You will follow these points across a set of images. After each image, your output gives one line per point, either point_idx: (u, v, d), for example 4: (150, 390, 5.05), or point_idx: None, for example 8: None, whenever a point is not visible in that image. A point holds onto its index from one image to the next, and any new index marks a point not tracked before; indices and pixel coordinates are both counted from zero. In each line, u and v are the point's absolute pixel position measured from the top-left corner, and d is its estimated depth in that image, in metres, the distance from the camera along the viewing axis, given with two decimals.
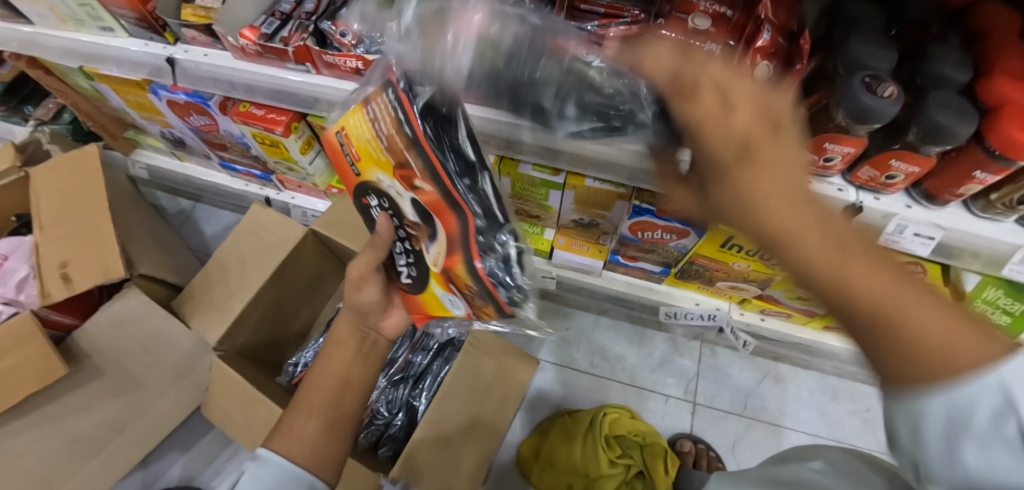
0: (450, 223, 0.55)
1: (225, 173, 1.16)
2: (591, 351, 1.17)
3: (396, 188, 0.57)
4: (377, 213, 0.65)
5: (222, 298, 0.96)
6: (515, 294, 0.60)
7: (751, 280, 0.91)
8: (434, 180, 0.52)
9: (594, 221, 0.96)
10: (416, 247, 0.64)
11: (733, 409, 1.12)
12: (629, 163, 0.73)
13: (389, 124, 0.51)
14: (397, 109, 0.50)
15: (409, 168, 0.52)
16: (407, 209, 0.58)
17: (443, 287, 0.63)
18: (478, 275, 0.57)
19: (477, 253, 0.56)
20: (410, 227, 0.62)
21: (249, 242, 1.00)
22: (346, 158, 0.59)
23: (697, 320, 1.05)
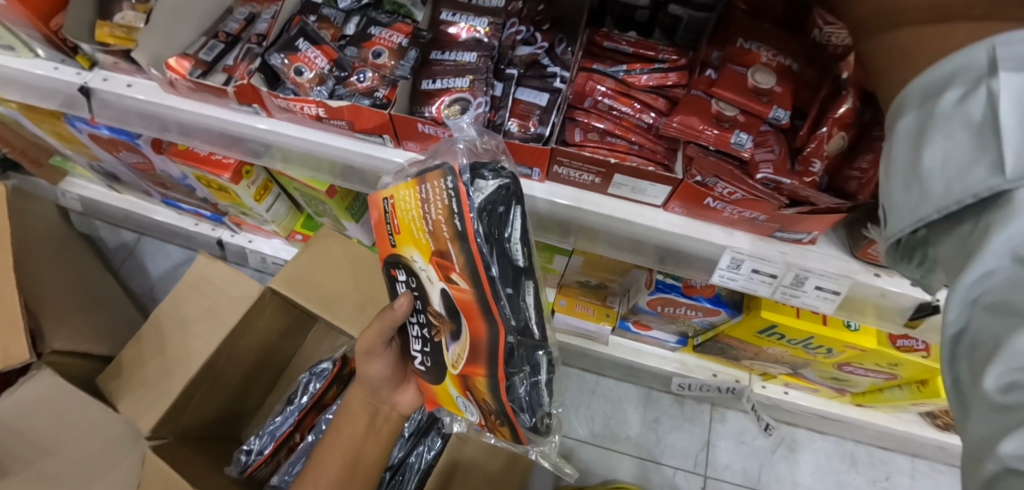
0: (478, 331, 0.41)
1: (170, 210, 0.99)
2: (591, 417, 1.03)
3: (430, 274, 0.44)
4: (401, 290, 0.50)
5: (159, 374, 0.80)
6: (538, 422, 0.46)
7: (783, 361, 0.78)
8: (474, 283, 0.39)
9: (603, 283, 0.83)
10: (437, 339, 0.49)
11: (747, 483, 1.00)
12: (660, 246, 0.59)
13: (438, 208, 0.41)
14: (454, 195, 0.39)
15: (449, 260, 0.41)
16: (434, 298, 0.45)
17: (458, 391, 0.48)
18: (500, 396, 0.43)
19: (505, 375, 0.42)
20: (434, 317, 0.47)
21: (194, 303, 0.85)
22: (385, 227, 0.48)
23: (712, 391, 0.91)
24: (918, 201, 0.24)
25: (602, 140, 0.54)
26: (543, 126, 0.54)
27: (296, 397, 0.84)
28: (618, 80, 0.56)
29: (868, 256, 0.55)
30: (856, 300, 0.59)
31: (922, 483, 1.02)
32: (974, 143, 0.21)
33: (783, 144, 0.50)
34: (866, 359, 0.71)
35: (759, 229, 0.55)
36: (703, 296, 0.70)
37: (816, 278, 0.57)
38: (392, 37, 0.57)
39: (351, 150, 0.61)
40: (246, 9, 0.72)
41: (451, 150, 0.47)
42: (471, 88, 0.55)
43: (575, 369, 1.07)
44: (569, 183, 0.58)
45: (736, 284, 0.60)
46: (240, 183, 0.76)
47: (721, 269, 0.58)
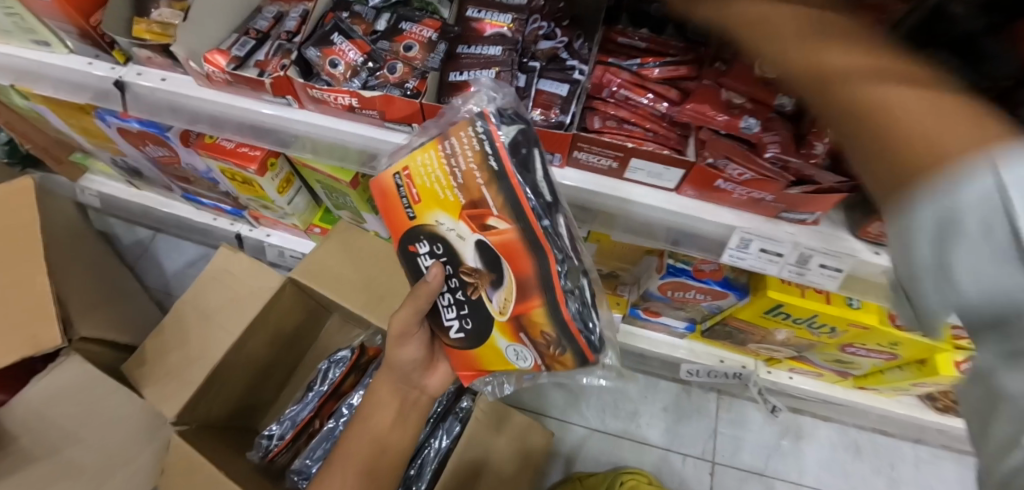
0: (525, 266, 0.45)
1: (188, 205, 1.01)
2: (601, 406, 1.05)
3: (460, 231, 0.48)
4: (426, 263, 0.53)
5: (181, 364, 0.82)
6: (598, 340, 0.50)
7: (789, 344, 0.81)
8: (516, 218, 0.43)
9: (614, 272, 0.86)
10: (475, 296, 0.51)
11: (754, 469, 1.02)
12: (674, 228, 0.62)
13: (468, 159, 0.45)
14: (485, 138, 0.44)
15: (486, 204, 0.44)
16: (468, 254, 0.48)
17: (511, 339, 0.51)
18: (561, 319, 0.46)
19: (561, 296, 0.46)
20: (468, 274, 0.50)
21: (217, 295, 0.87)
22: (398, 200, 0.51)
23: (720, 378, 0.94)
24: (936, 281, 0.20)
25: (619, 127, 0.58)
26: (565, 114, 0.58)
27: (316, 385, 0.86)
28: (633, 72, 0.60)
29: (868, 235, 0.59)
30: (860, 279, 0.63)
31: (926, 472, 1.04)
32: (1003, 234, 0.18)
33: (789, 130, 0.55)
34: (869, 338, 0.74)
35: (766, 210, 0.59)
36: (712, 279, 0.74)
37: (820, 256, 0.60)
38: (422, 32, 0.61)
39: (378, 139, 0.64)
40: (274, 8, 0.75)
41: (445, 111, 0.50)
42: (497, 79, 0.58)
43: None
44: (588, 169, 0.61)
45: (746, 263, 0.63)
46: (265, 175, 0.79)
47: (731, 249, 0.62)
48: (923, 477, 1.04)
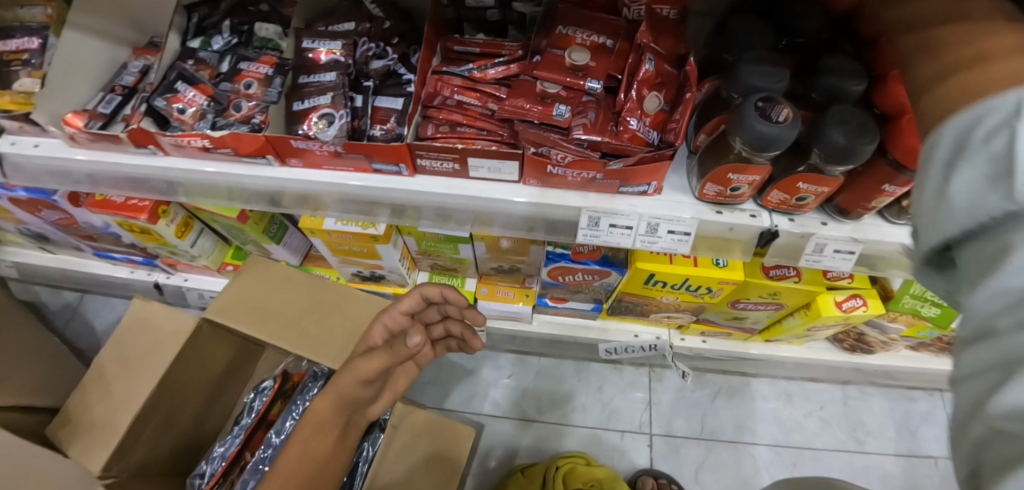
0: None
1: (105, 261, 1.03)
2: (538, 396, 1.08)
3: None
4: None
5: (105, 416, 0.83)
6: None
7: (682, 309, 0.85)
8: None
9: (514, 266, 0.89)
10: None
11: (691, 434, 1.06)
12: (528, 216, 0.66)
13: None
14: None
15: None
16: None
17: None
18: None
19: None
20: None
21: (134, 343, 0.88)
22: None
23: (638, 351, 0.97)
24: (940, 216, 0.22)
25: (453, 130, 0.62)
26: (399, 125, 0.62)
27: (242, 419, 0.88)
28: (465, 77, 0.64)
29: (707, 197, 0.64)
30: (709, 237, 0.67)
31: (850, 407, 1.11)
32: (986, 174, 0.20)
33: (602, 109, 0.59)
34: (748, 292, 0.78)
35: (606, 187, 0.63)
36: (592, 259, 0.77)
37: (666, 223, 0.64)
38: (259, 69, 0.64)
39: (241, 174, 0.67)
40: (140, 62, 0.78)
41: None
42: (333, 103, 0.62)
43: (517, 353, 1.12)
44: (437, 173, 0.65)
45: (601, 240, 0.66)
46: (158, 222, 0.82)
47: (584, 229, 0.65)
48: (849, 412, 1.10)
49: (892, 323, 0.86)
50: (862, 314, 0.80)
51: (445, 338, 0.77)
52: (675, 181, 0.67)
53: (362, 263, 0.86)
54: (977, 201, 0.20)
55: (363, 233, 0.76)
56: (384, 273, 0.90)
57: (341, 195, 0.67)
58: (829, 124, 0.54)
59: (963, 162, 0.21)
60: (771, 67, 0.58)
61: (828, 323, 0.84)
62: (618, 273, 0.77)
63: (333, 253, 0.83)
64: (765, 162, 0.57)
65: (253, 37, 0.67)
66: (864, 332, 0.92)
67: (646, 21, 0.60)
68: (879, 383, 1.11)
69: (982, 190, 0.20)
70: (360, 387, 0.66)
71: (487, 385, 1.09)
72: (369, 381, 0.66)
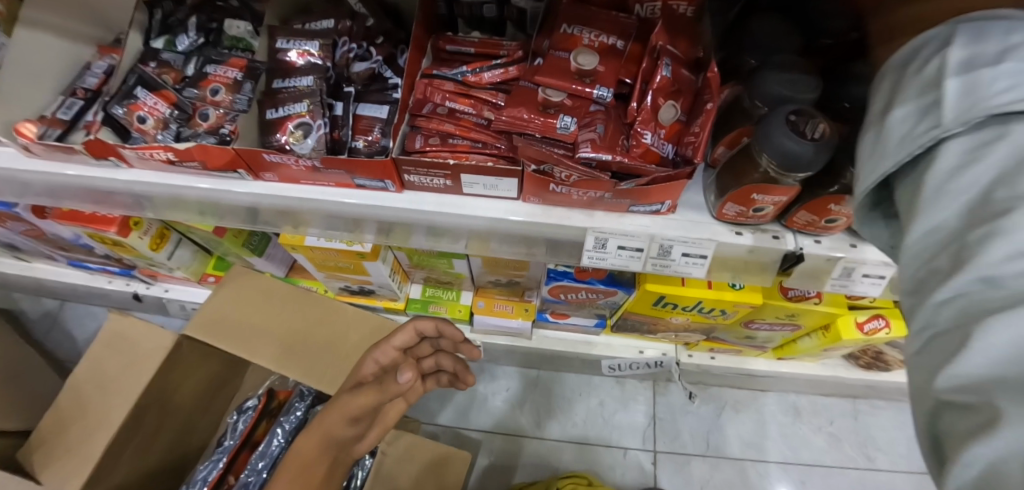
0: None
1: (81, 271, 0.97)
2: (537, 410, 1.04)
3: None
4: None
5: (80, 439, 0.78)
6: None
7: (692, 329, 0.79)
8: None
9: (512, 281, 0.83)
10: None
11: (697, 450, 1.01)
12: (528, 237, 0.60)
13: None
14: None
15: None
16: None
17: None
18: None
19: None
20: None
21: (111, 360, 0.82)
22: None
23: (642, 368, 0.92)
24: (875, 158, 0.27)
25: (444, 143, 0.56)
26: (384, 137, 0.56)
27: (225, 441, 0.82)
28: (458, 81, 0.57)
29: (726, 217, 0.58)
30: (726, 260, 0.61)
31: (862, 422, 1.06)
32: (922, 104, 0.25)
33: (611, 121, 0.52)
34: (764, 313, 0.72)
35: (614, 207, 0.57)
36: (596, 278, 0.71)
37: (681, 245, 0.58)
38: (227, 73, 0.58)
39: (213, 189, 0.61)
40: (104, 62, 0.71)
41: None
42: (310, 111, 0.56)
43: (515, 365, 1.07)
44: (426, 188, 0.59)
45: (608, 263, 0.61)
46: (130, 235, 0.75)
47: (589, 251, 0.59)
48: (860, 427, 1.06)
49: None
50: (884, 336, 0.75)
51: (435, 373, 0.74)
52: (690, 198, 0.61)
53: (350, 278, 0.80)
54: (912, 133, 0.25)
55: (349, 250, 0.71)
56: (374, 287, 0.84)
57: (322, 212, 0.61)
58: None
59: (900, 98, 0.27)
60: (799, 74, 0.52)
61: (846, 344, 0.78)
62: (624, 292, 0.72)
63: (318, 268, 0.77)
64: (794, 183, 0.51)
65: (223, 36, 0.61)
66: (882, 351, 0.87)
67: (660, 20, 0.53)
68: (893, 397, 1.07)
69: (912, 121, 0.26)
70: (347, 425, 0.61)
71: (484, 399, 1.05)
72: (359, 418, 0.61)
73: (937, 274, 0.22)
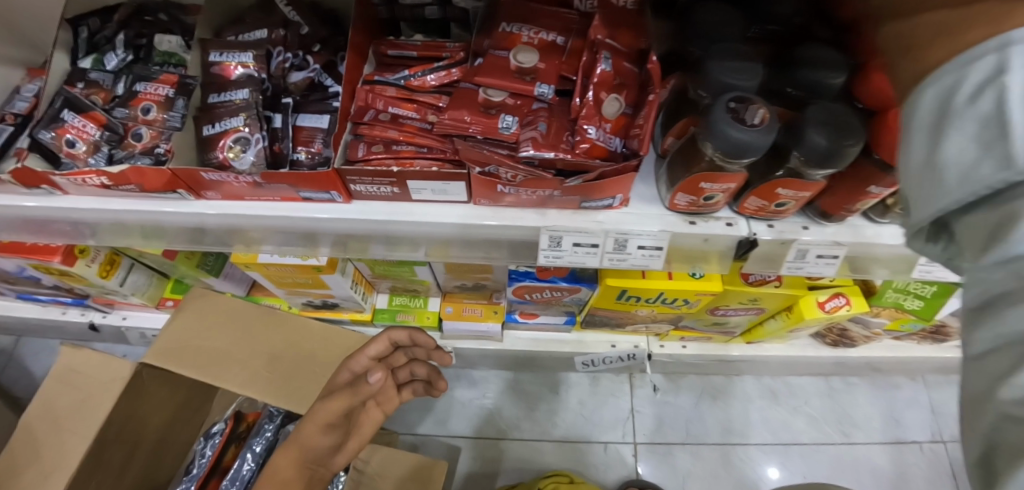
0: None
1: (32, 304, 0.93)
2: (517, 412, 1.03)
3: None
4: None
5: (37, 482, 0.74)
6: None
7: (659, 320, 0.80)
8: None
9: (479, 284, 0.82)
10: None
11: (677, 439, 1.02)
12: (482, 239, 0.59)
13: None
14: None
15: None
16: None
17: None
18: None
19: None
20: None
21: (66, 396, 0.78)
22: None
23: (616, 362, 0.93)
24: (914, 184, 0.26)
25: (389, 150, 0.54)
26: (326, 148, 0.55)
27: (192, 468, 0.80)
28: (400, 86, 0.56)
29: (678, 207, 0.58)
30: (683, 250, 0.61)
31: (835, 399, 1.08)
32: None
33: (555, 118, 0.52)
34: (728, 300, 0.73)
35: (566, 204, 0.56)
36: (559, 276, 0.71)
37: (637, 238, 0.58)
38: (158, 90, 0.56)
39: (153, 211, 0.58)
40: (33, 84, 0.68)
41: None
42: (248, 125, 0.54)
43: (492, 368, 1.07)
44: (375, 197, 0.58)
45: (565, 260, 0.60)
46: (75, 263, 0.72)
47: (544, 250, 0.59)
48: (834, 404, 1.08)
49: (875, 317, 0.83)
50: (845, 314, 0.76)
51: (410, 382, 0.69)
52: (643, 190, 0.61)
53: (311, 293, 0.78)
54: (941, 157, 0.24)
55: (305, 264, 0.69)
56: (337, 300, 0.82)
57: (270, 227, 0.60)
58: (809, 126, 0.48)
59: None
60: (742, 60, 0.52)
61: (810, 324, 0.79)
62: (588, 288, 0.71)
63: (276, 285, 0.76)
64: (740, 169, 0.51)
65: (153, 51, 0.60)
66: (847, 327, 0.89)
67: (598, 14, 0.53)
68: (863, 373, 1.09)
69: None
70: (321, 434, 0.59)
71: (462, 405, 1.04)
72: (333, 425, 0.60)
73: (996, 292, 0.18)
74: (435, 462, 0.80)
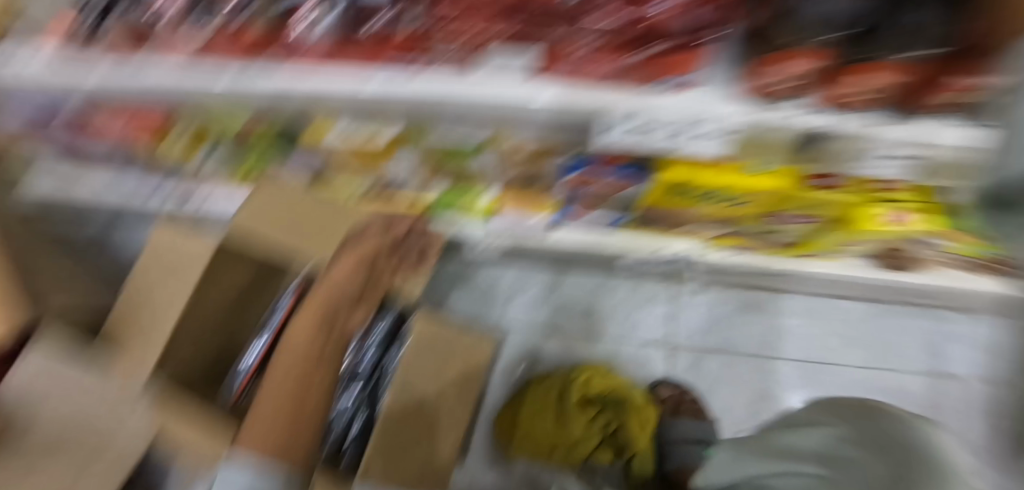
0: None
1: (139, 180, 1.06)
2: (556, 309, 1.09)
3: None
4: None
5: (139, 338, 0.82)
6: None
7: (712, 219, 0.80)
8: None
9: (526, 180, 0.82)
10: None
11: (708, 347, 1.05)
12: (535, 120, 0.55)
13: None
14: None
15: None
16: None
17: None
18: None
19: None
20: None
21: (154, 270, 0.84)
22: None
23: (662, 263, 0.96)
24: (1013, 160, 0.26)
25: (449, 25, 0.53)
26: (392, 20, 0.55)
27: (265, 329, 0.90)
28: None
29: (755, 90, 0.44)
30: (766, 139, 0.48)
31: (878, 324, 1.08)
32: None
33: None
34: (785, 205, 0.71)
35: (630, 80, 0.48)
36: (609, 169, 0.69)
37: (712, 122, 0.46)
38: None
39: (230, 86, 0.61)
40: None
41: None
42: None
43: (530, 270, 1.11)
44: (431, 70, 0.54)
45: (624, 146, 0.53)
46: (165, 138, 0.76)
47: (599, 134, 0.53)
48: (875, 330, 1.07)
49: (943, 241, 0.73)
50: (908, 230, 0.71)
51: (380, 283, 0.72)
52: None
53: (375, 176, 0.84)
54: None
55: (371, 145, 0.72)
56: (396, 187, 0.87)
57: (336, 106, 0.62)
58: None
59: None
60: None
61: (868, 238, 0.77)
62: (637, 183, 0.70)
63: (347, 166, 0.81)
64: None
65: None
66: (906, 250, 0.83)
67: None
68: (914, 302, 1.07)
69: None
70: None
71: (505, 302, 1.10)
72: None
73: None
74: (482, 341, 0.88)
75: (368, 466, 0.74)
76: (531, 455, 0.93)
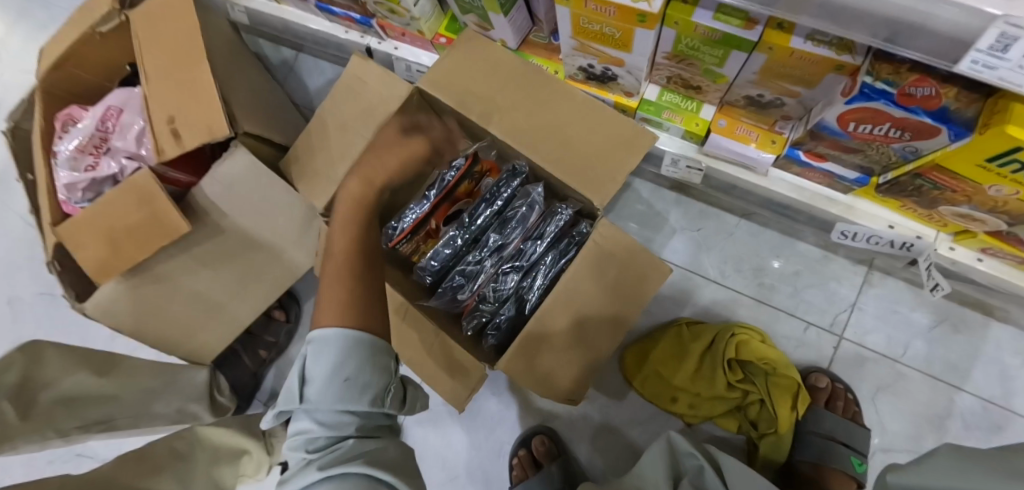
0: None
1: (324, 17, 1.00)
2: (724, 259, 0.95)
3: None
4: None
5: (326, 165, 0.83)
6: None
7: (1005, 211, 0.58)
8: None
9: (778, 99, 0.67)
10: None
11: (888, 352, 0.89)
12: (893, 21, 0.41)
13: None
14: None
15: None
16: None
17: None
18: None
19: None
20: None
21: (349, 102, 0.84)
22: None
23: (883, 246, 0.77)
24: None
25: None
26: None
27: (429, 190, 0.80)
28: None
29: None
30: None
31: None
32: None
33: None
34: None
35: None
36: (921, 109, 0.51)
37: None
38: None
39: None
40: None
41: None
42: None
43: (714, 209, 0.97)
44: None
45: (1002, 77, 0.39)
46: None
47: (974, 52, 0.38)
48: None
49: None
50: None
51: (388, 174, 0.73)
52: None
53: (601, 54, 0.70)
54: None
55: (627, 15, 0.57)
56: (618, 74, 0.74)
57: None
58: None
59: None
60: None
61: None
62: (952, 135, 0.52)
63: (574, 35, 0.67)
64: None
65: None
66: None
67: None
68: None
69: None
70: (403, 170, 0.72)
71: (670, 234, 0.98)
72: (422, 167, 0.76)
73: None
74: (653, 271, 0.74)
75: (512, 358, 0.72)
76: (652, 395, 0.91)
